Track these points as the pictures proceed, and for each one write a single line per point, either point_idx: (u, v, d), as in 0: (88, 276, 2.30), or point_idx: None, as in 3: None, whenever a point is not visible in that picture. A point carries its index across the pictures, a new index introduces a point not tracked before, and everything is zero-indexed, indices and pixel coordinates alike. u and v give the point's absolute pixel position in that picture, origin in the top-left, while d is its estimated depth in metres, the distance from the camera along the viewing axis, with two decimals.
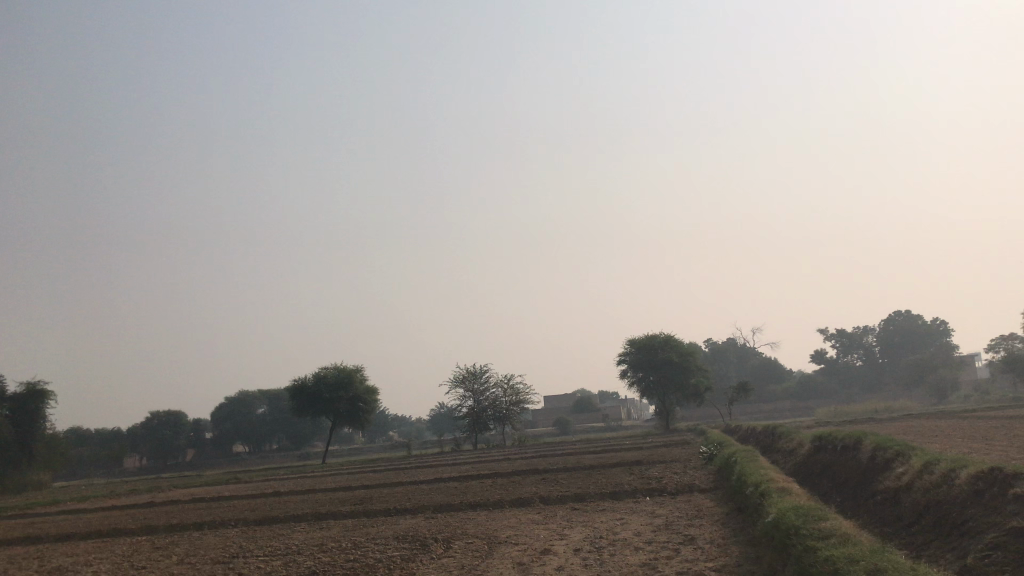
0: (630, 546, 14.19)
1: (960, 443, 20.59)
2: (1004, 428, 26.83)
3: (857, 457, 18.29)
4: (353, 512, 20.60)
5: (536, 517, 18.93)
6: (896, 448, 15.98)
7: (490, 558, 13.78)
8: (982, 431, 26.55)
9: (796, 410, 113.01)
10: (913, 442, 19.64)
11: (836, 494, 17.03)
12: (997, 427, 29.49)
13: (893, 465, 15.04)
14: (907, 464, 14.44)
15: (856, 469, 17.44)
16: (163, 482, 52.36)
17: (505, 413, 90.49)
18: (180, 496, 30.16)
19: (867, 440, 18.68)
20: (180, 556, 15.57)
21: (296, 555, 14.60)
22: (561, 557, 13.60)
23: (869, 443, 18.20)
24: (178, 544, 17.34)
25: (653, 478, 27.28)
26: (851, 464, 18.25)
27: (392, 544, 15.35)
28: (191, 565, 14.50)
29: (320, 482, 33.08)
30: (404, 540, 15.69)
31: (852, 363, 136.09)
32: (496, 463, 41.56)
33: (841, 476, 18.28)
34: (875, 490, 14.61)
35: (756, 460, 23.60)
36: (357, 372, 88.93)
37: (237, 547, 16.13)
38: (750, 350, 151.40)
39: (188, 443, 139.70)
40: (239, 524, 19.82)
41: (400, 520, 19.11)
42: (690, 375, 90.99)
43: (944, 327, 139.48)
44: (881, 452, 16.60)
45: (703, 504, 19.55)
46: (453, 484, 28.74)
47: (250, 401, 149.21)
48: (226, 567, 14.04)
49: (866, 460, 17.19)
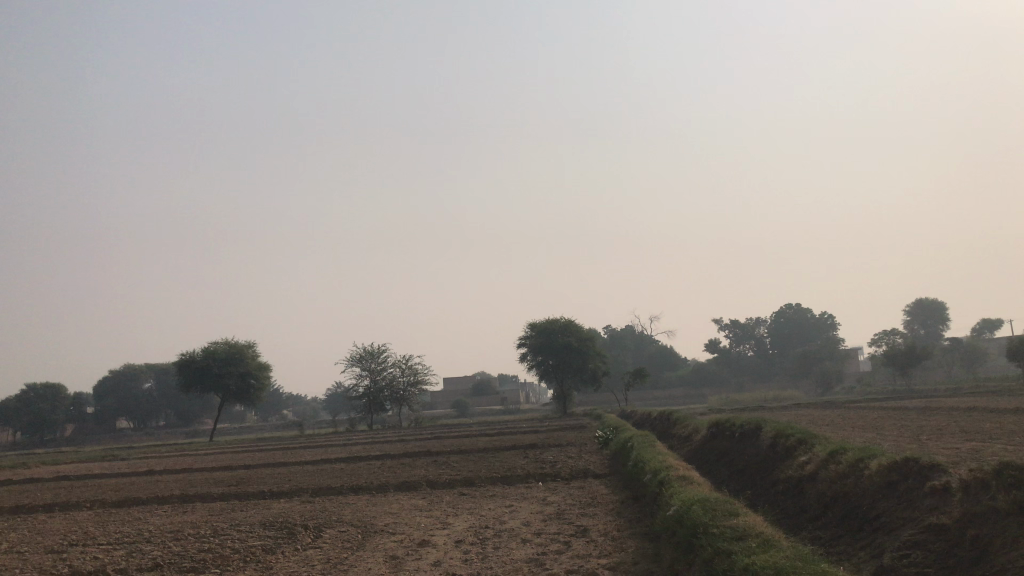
0: (518, 537, 13.55)
1: (853, 431, 20.93)
2: (891, 419, 27.72)
3: (755, 445, 18.28)
4: (223, 494, 19.38)
5: (421, 503, 18.10)
6: (798, 435, 15.93)
7: (362, 550, 12.85)
8: (871, 421, 27.37)
9: (690, 397, 115.79)
10: (812, 429, 19.82)
11: (735, 483, 16.89)
12: (882, 416, 30.53)
13: (796, 453, 14.98)
14: (809, 453, 14.36)
15: (754, 457, 17.43)
16: (35, 458, 49.28)
17: (403, 393, 89.31)
18: (41, 474, 28.14)
19: (766, 428, 18.67)
20: (13, 544, 14.10)
21: (145, 545, 13.35)
22: (439, 550, 12.79)
23: (769, 431, 18.17)
24: (13, 529, 15.78)
25: (548, 462, 26.95)
26: (750, 452, 18.20)
27: (259, 531, 14.31)
28: (18, 555, 13.07)
29: (200, 461, 31.46)
30: (272, 527, 14.63)
31: (744, 353, 140.65)
32: (390, 443, 40.73)
33: (740, 464, 18.16)
34: (779, 478, 14.50)
35: (653, 445, 23.51)
36: (249, 347, 86.01)
37: (83, 534, 14.74)
38: (648, 338, 154.61)
39: (66, 418, 133.14)
40: (94, 507, 18.33)
41: (274, 504, 18.02)
42: (589, 360, 91.85)
43: (831, 320, 145.78)
44: (782, 439, 16.53)
45: (597, 491, 19.18)
46: (340, 465, 27.69)
47: (135, 375, 142.88)
48: (58, 558, 12.66)
49: (766, 447, 17.12)
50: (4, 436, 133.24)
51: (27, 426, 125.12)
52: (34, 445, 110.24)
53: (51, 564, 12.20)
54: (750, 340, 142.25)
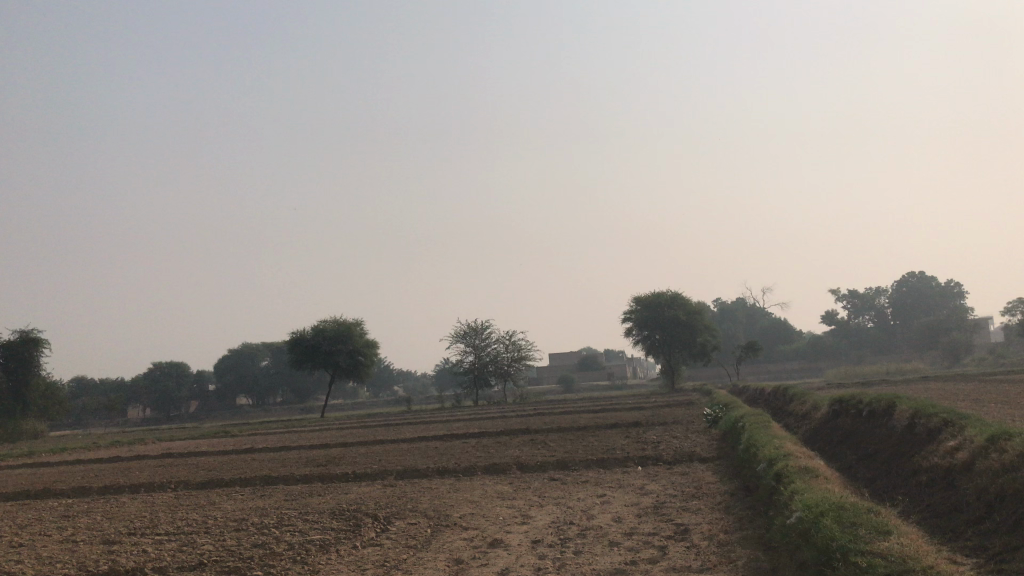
0: (604, 540, 12.45)
1: (999, 410, 18.99)
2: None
3: (889, 427, 16.63)
4: (306, 475, 19.13)
5: (506, 490, 17.28)
6: (942, 416, 14.25)
7: (423, 551, 12.06)
8: (1012, 396, 25.00)
9: (804, 371, 111.54)
10: (952, 407, 18.01)
11: (865, 472, 15.34)
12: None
13: (941, 438, 13.35)
14: (959, 437, 12.71)
15: (887, 441, 15.83)
16: (159, 433, 51.62)
17: (506, 369, 89.28)
18: (149, 450, 29.03)
19: (901, 407, 16.95)
20: (75, 531, 14.09)
21: (200, 537, 13.02)
22: (510, 553, 11.86)
23: (904, 411, 16.44)
24: (87, 513, 15.87)
25: (651, 442, 25.88)
26: (881, 436, 16.53)
27: (326, 522, 13.78)
28: (72, 546, 12.93)
29: (300, 438, 31.85)
30: (340, 517, 14.07)
31: (862, 324, 134.49)
32: (491, 421, 40.37)
33: (870, 448, 16.52)
34: (920, 469, 12.95)
35: (767, 425, 22.05)
36: (357, 325, 87.62)
37: (148, 520, 14.59)
38: (759, 311, 150.00)
39: (191, 395, 140.02)
40: (178, 488, 18.38)
41: (353, 488, 17.59)
42: (697, 334, 89.36)
43: (958, 289, 137.53)
44: (922, 421, 14.85)
45: (703, 479, 17.90)
46: (434, 445, 27.34)
47: (253, 353, 148.32)
48: (109, 552, 12.40)
49: (902, 429, 15.52)
50: (136, 411, 141.52)
51: (155, 402, 132.18)
52: (162, 420, 116.56)
53: (103, 560, 11.94)
54: (870, 312, 135.38)
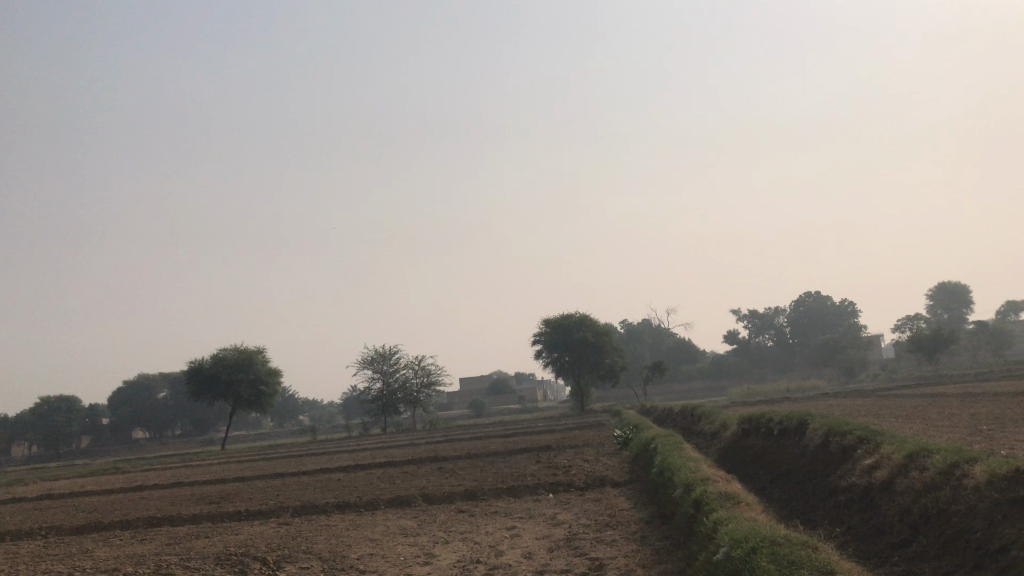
0: None
1: (902, 424, 19.49)
2: (932, 407, 26.22)
3: (802, 444, 16.77)
4: (194, 515, 18.00)
5: (410, 525, 16.56)
6: (858, 433, 14.36)
7: None
8: (910, 411, 25.86)
9: (710, 390, 113.98)
10: (860, 423, 18.34)
11: (781, 493, 15.34)
12: (921, 405, 29.00)
13: (858, 456, 13.41)
14: (876, 454, 12.78)
15: (802, 459, 15.90)
16: (44, 472, 48.49)
17: (415, 396, 87.97)
18: (27, 491, 27.07)
19: (813, 424, 17.08)
20: None
21: None
22: None
23: (817, 428, 16.56)
24: None
25: (561, 466, 25.59)
26: (795, 454, 16.62)
27: (209, 569, 12.80)
28: None
29: (194, 473, 30.35)
30: (225, 564, 13.10)
31: (762, 343, 138.67)
32: (400, 448, 39.48)
33: (784, 467, 16.59)
34: (839, 489, 12.96)
35: (678, 446, 22.05)
36: (259, 353, 84.98)
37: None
38: (664, 332, 152.90)
39: (83, 430, 133.07)
40: (49, 535, 17.02)
41: (245, 527, 16.58)
42: (606, 355, 90.16)
43: (851, 307, 143.51)
44: (837, 438, 14.95)
45: (616, 505, 17.61)
46: (338, 476, 26.42)
47: (150, 385, 142.13)
48: None
49: (816, 447, 15.61)
50: (21, 449, 133.53)
51: (43, 439, 124.85)
52: (50, 459, 110.15)
53: None
54: (770, 331, 139.84)
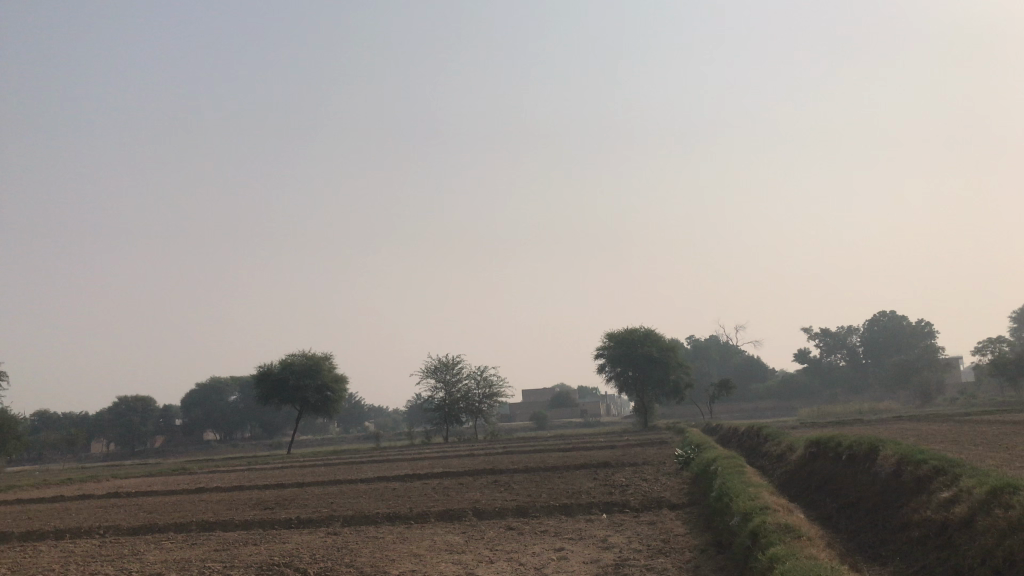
0: None
1: (982, 454, 18.52)
2: (1015, 437, 24.90)
3: (873, 471, 16.05)
4: (246, 521, 18.16)
5: (457, 541, 16.35)
6: (934, 464, 13.58)
7: None
8: (991, 439, 24.61)
9: (778, 410, 111.40)
10: (936, 451, 17.47)
11: (849, 524, 14.65)
12: (1003, 433, 27.61)
13: (935, 487, 12.68)
14: (955, 487, 12.05)
15: (873, 488, 15.18)
16: (116, 470, 50.02)
17: (478, 406, 88.10)
18: (97, 489, 27.89)
19: (884, 451, 16.34)
20: None
21: None
22: None
23: (889, 457, 15.75)
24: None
25: (618, 485, 25.12)
26: (865, 483, 15.86)
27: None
28: None
29: (256, 477, 30.84)
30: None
31: (834, 363, 134.99)
32: (459, 459, 39.45)
33: (852, 495, 15.87)
34: (912, 523, 12.24)
35: (740, 469, 21.35)
36: (325, 359, 86.21)
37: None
38: (732, 348, 150.18)
39: (157, 429, 136.99)
40: (106, 535, 17.39)
41: (292, 536, 16.60)
42: (671, 371, 88.85)
43: (928, 328, 138.68)
44: (911, 468, 14.16)
45: (671, 530, 17.08)
46: (393, 486, 26.48)
47: (222, 387, 145.38)
48: None
49: (889, 476, 14.84)
50: (98, 446, 138.17)
51: (119, 437, 129.07)
52: (125, 456, 113.68)
53: None
54: (842, 350, 135.88)
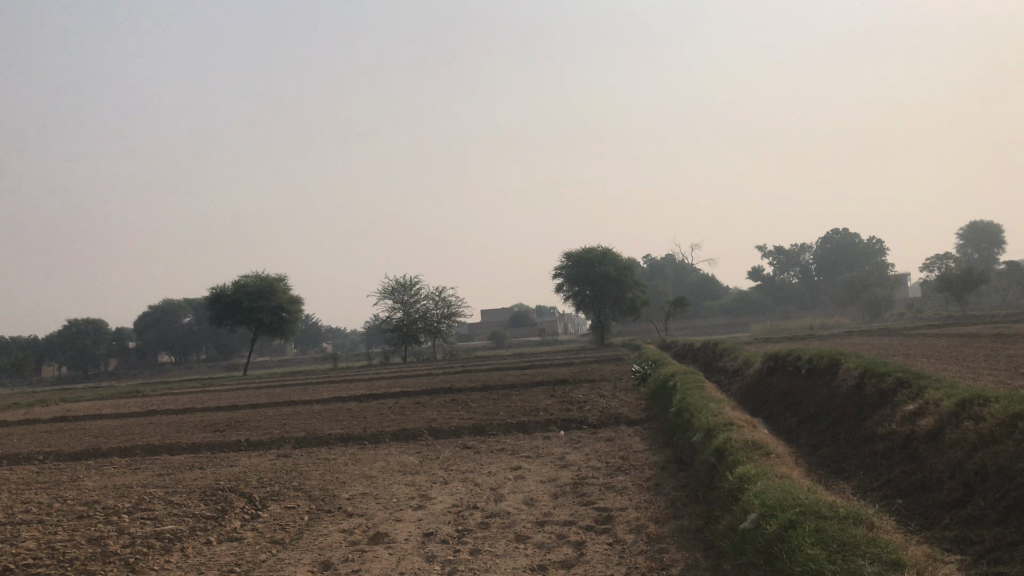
0: (511, 527, 11.29)
1: (938, 367, 18.82)
2: (965, 349, 25.50)
3: (834, 386, 16.21)
4: (194, 444, 17.84)
5: (411, 462, 16.23)
6: (899, 377, 13.60)
7: (296, 542, 10.90)
8: (943, 352, 25.13)
9: (732, 326, 113.56)
10: (895, 363, 17.70)
11: (811, 437, 14.82)
12: (953, 345, 28.26)
13: (899, 400, 12.78)
14: (920, 401, 12.12)
15: (835, 402, 15.34)
16: (68, 393, 49.26)
17: (436, 326, 88.18)
18: (46, 413, 27.30)
19: (845, 364, 16.48)
20: None
21: (36, 527, 11.76)
22: (402, 542, 10.74)
23: (852, 371, 15.82)
24: None
25: (576, 402, 25.22)
26: (827, 397, 15.96)
27: (190, 507, 12.60)
28: None
29: (210, 399, 30.46)
30: (209, 500, 12.92)
31: (787, 280, 137.44)
32: (418, 378, 39.53)
33: (813, 410, 16.01)
34: (877, 436, 12.34)
35: (700, 384, 21.50)
36: (280, 280, 85.09)
37: None
38: (688, 267, 151.88)
39: (109, 352, 135.13)
40: (48, 461, 16.97)
41: (241, 459, 16.33)
42: (628, 290, 89.52)
43: (879, 245, 141.41)
44: (875, 382, 14.21)
45: (631, 447, 17.15)
46: (349, 406, 26.30)
47: (175, 309, 143.22)
48: None
49: (852, 391, 14.93)
50: (51, 369, 136.31)
51: (71, 360, 127.22)
52: (77, 380, 112.19)
53: None
54: (795, 268, 138.60)
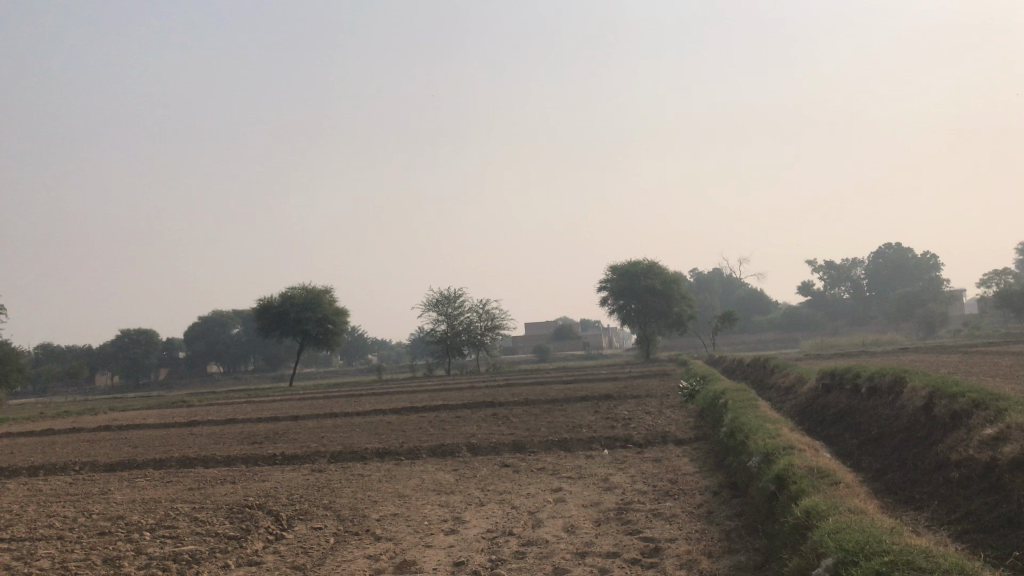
0: (546, 558, 10.84)
1: (1009, 386, 17.91)
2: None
3: (899, 407, 15.53)
4: (229, 458, 17.79)
5: (447, 480, 15.89)
6: (977, 400, 12.79)
7: (320, 568, 10.58)
8: (1010, 371, 24.05)
9: (780, 342, 111.52)
10: (964, 383, 16.85)
11: (876, 461, 14.10)
12: (1019, 365, 27.09)
13: (975, 424, 12.06)
14: (999, 424, 11.39)
15: (901, 425, 14.68)
16: (118, 402, 50.02)
17: (480, 339, 88.01)
18: (92, 421, 27.60)
19: (911, 383, 15.77)
20: None
21: (57, 544, 11.71)
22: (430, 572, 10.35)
23: (919, 392, 15.06)
24: None
25: (621, 419, 24.67)
26: (892, 420, 15.22)
27: (214, 525, 12.44)
28: None
29: (253, 410, 30.56)
30: (234, 519, 12.77)
31: (838, 296, 134.66)
32: (461, 392, 39.28)
33: (877, 433, 15.26)
34: (950, 463, 11.65)
35: (752, 403, 20.83)
36: (326, 293, 85.84)
37: (14, 518, 13.27)
38: (735, 281, 149.81)
39: (160, 362, 137.66)
40: (84, 472, 17.03)
41: (274, 474, 16.18)
42: (674, 303, 88.40)
43: (934, 260, 137.94)
44: (947, 405, 13.43)
45: (679, 469, 16.59)
46: (389, 419, 26.10)
47: (224, 321, 145.35)
48: None
49: (921, 414, 14.16)
50: (104, 377, 139.20)
51: (124, 370, 129.77)
52: (129, 388, 114.30)
53: None
54: (846, 283, 135.74)
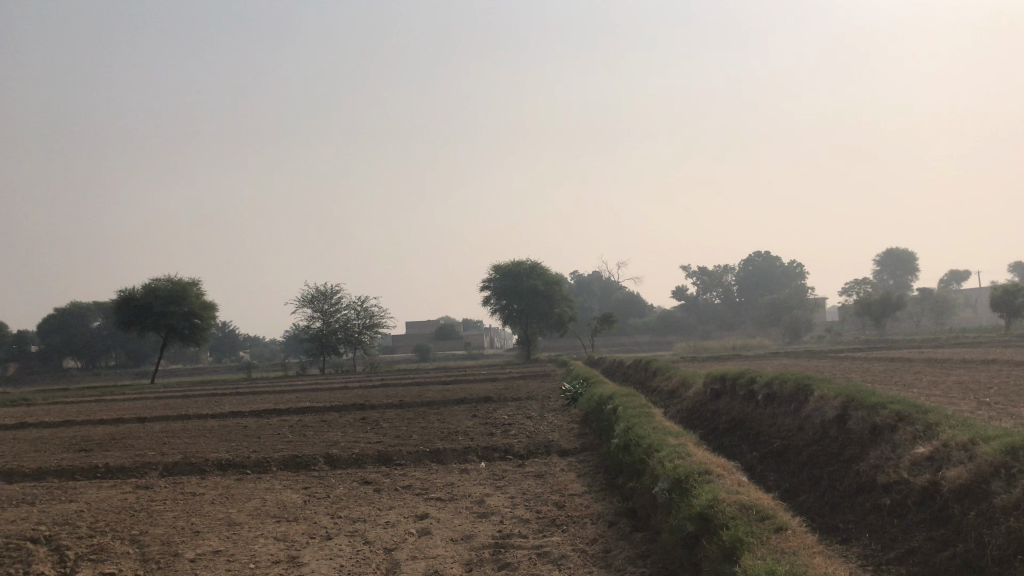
0: None
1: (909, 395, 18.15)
2: (916, 375, 25.20)
3: (804, 418, 15.32)
4: (42, 472, 15.85)
5: (293, 503, 14.50)
6: (901, 412, 12.55)
7: None
8: (896, 378, 24.68)
9: (656, 345, 114.07)
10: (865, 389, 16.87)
11: (786, 481, 13.69)
12: (896, 370, 28.06)
13: (903, 441, 11.76)
14: (932, 443, 11.11)
15: (809, 438, 14.42)
16: None
17: (357, 337, 85.81)
18: None
19: (817, 392, 15.59)
20: None
21: None
22: None
23: (831, 402, 14.79)
24: None
25: (500, 424, 23.83)
26: (799, 433, 14.92)
27: None
28: None
29: (100, 410, 28.08)
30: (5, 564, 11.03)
31: (710, 300, 139.19)
32: (333, 393, 37.62)
33: (783, 446, 14.96)
34: (877, 488, 11.25)
35: (644, 410, 20.39)
36: (193, 285, 81.52)
37: None
38: (613, 284, 152.60)
39: (9, 356, 127.96)
40: None
41: (85, 493, 14.35)
42: (555, 304, 88.79)
43: (799, 269, 144.59)
44: (867, 417, 13.16)
45: (563, 488, 15.80)
46: (247, 423, 24.38)
47: (82, 313, 136.92)
48: None
49: (836, 428, 13.88)
50: None
51: None
52: None
53: None
54: (717, 289, 140.38)
